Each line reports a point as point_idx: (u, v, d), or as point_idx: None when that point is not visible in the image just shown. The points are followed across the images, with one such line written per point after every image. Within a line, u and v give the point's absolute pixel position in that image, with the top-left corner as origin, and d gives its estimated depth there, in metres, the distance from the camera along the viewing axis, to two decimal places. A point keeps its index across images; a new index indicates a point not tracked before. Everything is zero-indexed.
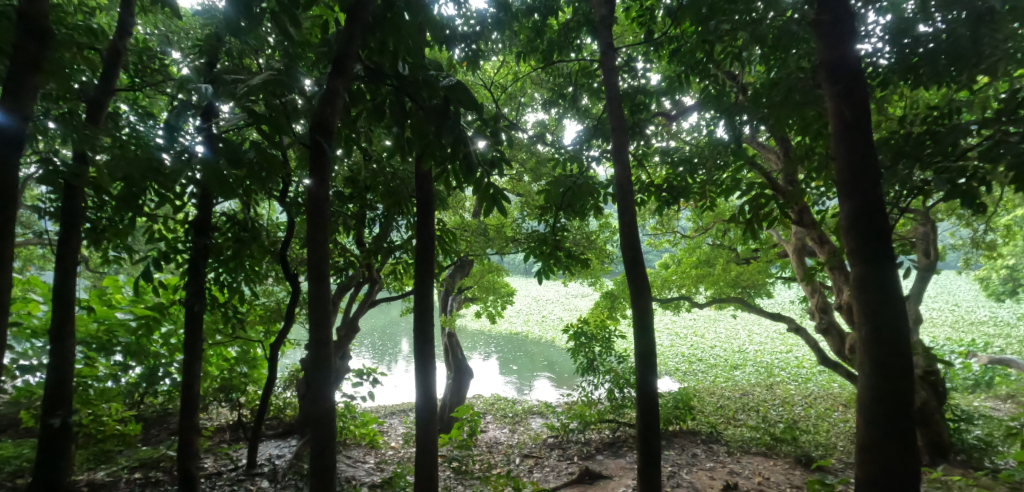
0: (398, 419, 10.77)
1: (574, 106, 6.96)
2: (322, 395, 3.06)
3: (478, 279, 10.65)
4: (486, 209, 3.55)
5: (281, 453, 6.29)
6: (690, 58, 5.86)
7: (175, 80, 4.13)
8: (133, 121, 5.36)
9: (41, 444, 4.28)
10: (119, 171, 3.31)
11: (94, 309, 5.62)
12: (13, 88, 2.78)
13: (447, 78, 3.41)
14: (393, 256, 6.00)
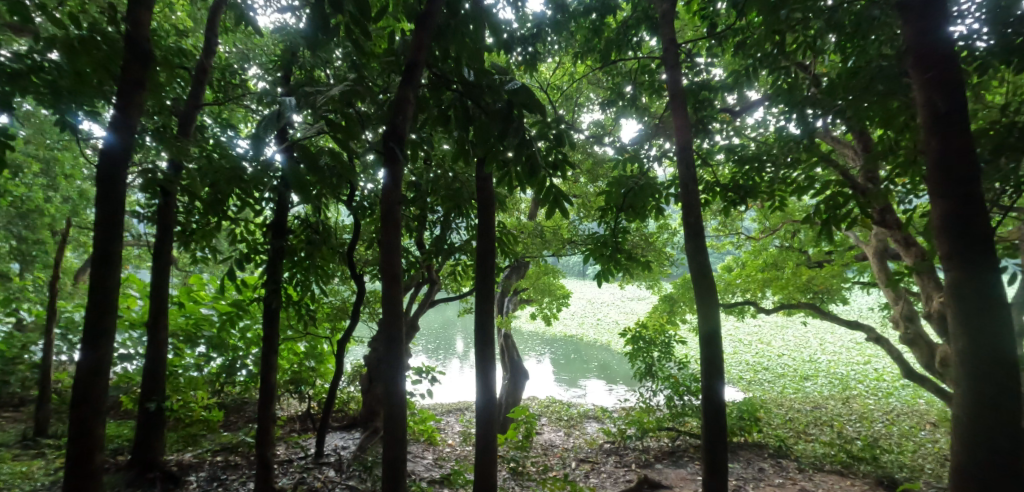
0: (455, 418, 10.97)
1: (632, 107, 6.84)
2: (393, 391, 3.18)
3: (533, 282, 10.53)
4: (547, 212, 3.57)
5: (346, 444, 6.54)
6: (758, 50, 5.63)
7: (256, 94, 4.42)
8: (216, 133, 5.81)
9: (137, 426, 4.67)
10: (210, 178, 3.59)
11: (183, 304, 6.22)
12: (122, 104, 3.07)
13: (512, 81, 3.42)
14: (454, 258, 6.10)
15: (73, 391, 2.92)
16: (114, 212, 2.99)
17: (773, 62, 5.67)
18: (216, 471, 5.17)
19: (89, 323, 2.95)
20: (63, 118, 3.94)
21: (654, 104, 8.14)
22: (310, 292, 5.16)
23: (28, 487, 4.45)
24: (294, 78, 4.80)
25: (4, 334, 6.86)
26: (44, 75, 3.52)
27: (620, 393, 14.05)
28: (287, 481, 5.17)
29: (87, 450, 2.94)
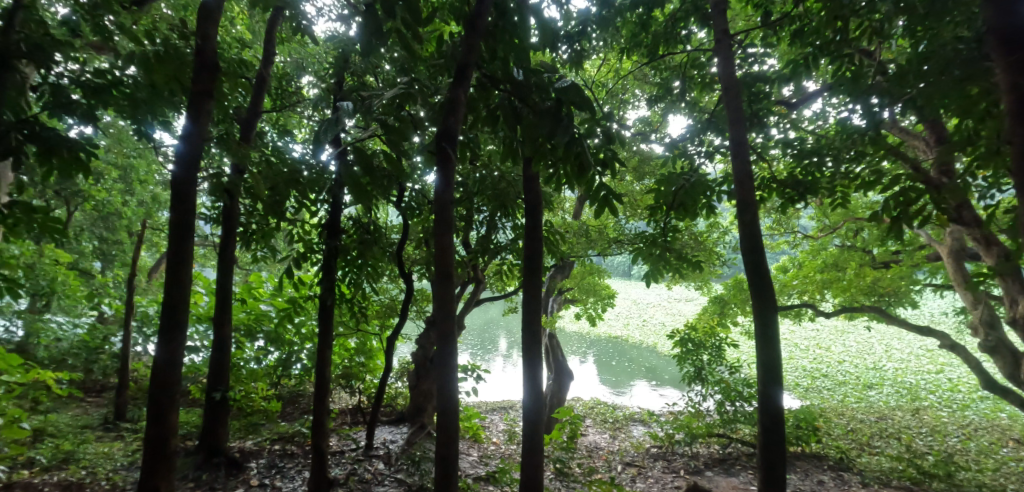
0: (499, 416, 11.05)
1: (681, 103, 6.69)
2: (446, 388, 3.26)
3: (578, 282, 10.45)
4: (597, 210, 3.59)
5: (394, 438, 6.70)
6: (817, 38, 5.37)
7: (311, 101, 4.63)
8: (273, 139, 6.11)
9: (204, 414, 4.96)
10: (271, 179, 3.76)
11: (244, 300, 6.57)
12: (193, 112, 3.26)
13: (561, 79, 3.43)
14: (499, 258, 6.09)
15: (150, 380, 3.14)
16: (187, 213, 3.19)
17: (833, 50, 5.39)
18: (274, 459, 5.42)
19: (165, 316, 3.17)
20: (139, 128, 4.24)
21: (705, 100, 7.91)
22: (362, 290, 5.31)
23: (110, 468, 4.81)
24: (347, 83, 4.97)
25: (87, 327, 7.43)
26: (120, 88, 3.85)
27: (669, 397, 13.76)
28: (339, 471, 5.36)
29: (162, 436, 3.14)
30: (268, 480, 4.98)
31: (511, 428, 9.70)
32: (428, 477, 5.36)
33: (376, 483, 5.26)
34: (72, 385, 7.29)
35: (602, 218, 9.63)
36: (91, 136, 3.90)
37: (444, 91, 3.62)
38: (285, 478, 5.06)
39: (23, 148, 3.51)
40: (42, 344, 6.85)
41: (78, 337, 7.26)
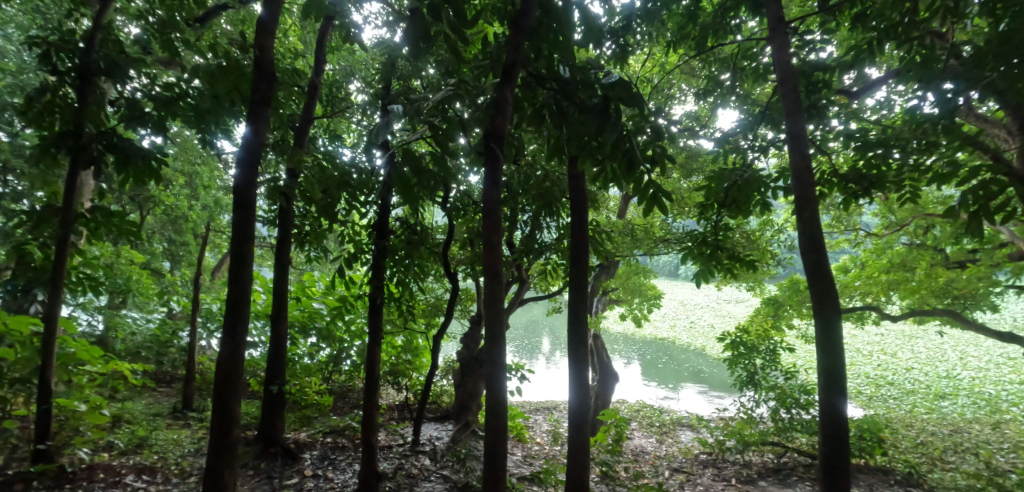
0: (543, 417, 11.02)
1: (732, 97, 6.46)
2: (495, 385, 3.30)
3: (623, 282, 10.25)
4: (646, 208, 3.56)
5: (440, 435, 6.83)
6: (882, 20, 5.06)
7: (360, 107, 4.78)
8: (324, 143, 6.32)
9: (262, 406, 5.21)
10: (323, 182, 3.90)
11: (298, 298, 6.84)
12: (252, 119, 3.44)
13: (608, 76, 3.42)
14: (544, 257, 5.89)
15: (215, 373, 3.33)
16: (247, 215, 3.37)
17: (900, 32, 5.17)
18: (326, 451, 5.62)
19: (229, 311, 3.35)
20: (204, 137, 4.51)
21: (758, 93, 7.60)
22: (409, 289, 5.42)
23: (178, 454, 5.13)
24: (394, 87, 5.08)
25: (158, 322, 7.95)
26: (187, 98, 4.16)
27: (718, 403, 13.38)
28: (387, 466, 5.50)
29: (225, 425, 3.32)
30: (320, 471, 5.18)
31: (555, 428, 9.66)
32: (473, 475, 5.42)
33: (422, 478, 5.39)
34: (146, 376, 7.82)
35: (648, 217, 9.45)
36: (162, 145, 4.18)
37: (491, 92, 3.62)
38: (336, 470, 5.24)
39: (104, 157, 3.97)
40: (120, 337, 7.40)
41: (151, 331, 7.79)
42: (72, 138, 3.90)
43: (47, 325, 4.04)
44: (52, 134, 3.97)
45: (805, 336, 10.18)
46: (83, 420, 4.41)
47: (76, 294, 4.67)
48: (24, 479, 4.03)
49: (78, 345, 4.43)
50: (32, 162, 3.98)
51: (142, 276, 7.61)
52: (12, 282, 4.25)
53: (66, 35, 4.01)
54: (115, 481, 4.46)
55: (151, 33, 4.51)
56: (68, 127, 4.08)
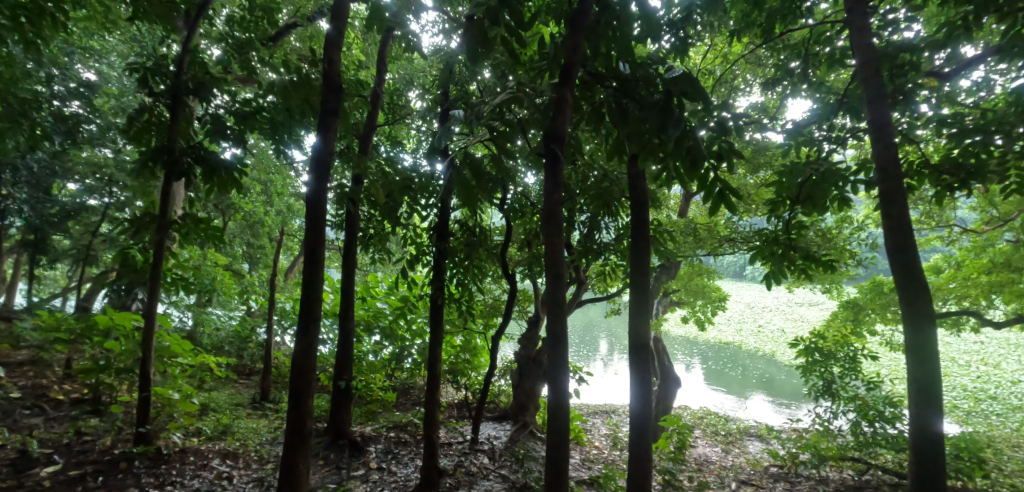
0: (601, 420, 10.84)
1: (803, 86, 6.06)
2: (557, 387, 3.27)
3: (685, 283, 9.84)
4: (711, 207, 3.42)
5: (499, 434, 6.91)
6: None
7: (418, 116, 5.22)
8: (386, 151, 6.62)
9: (332, 400, 5.49)
10: None
11: (363, 298, 7.30)
12: (323, 129, 3.63)
13: (670, 70, 3.36)
14: (603, 257, 5.79)
15: (290, 368, 3.54)
16: (320, 221, 3.57)
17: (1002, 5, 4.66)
18: (390, 445, 5.83)
19: (303, 310, 3.55)
20: (278, 147, 4.80)
21: (833, 80, 7.11)
22: (468, 291, 5.48)
23: (257, 441, 5.50)
24: (453, 92, 5.17)
25: (239, 319, 8.53)
26: (262, 112, 4.59)
27: (786, 413, 12.76)
28: (447, 462, 5.64)
29: (299, 418, 3.52)
30: (384, 464, 5.38)
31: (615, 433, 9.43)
32: (530, 476, 5.46)
33: (481, 476, 5.48)
34: (228, 369, 8.41)
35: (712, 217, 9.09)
36: (242, 156, 4.50)
37: (549, 93, 3.61)
38: (399, 464, 5.43)
39: (192, 168, 4.32)
40: (206, 332, 8.00)
41: (232, 328, 8.36)
42: (165, 151, 4.25)
43: (147, 321, 4.45)
44: (150, 149, 4.38)
45: (889, 343, 9.43)
46: (175, 408, 4.79)
47: (172, 292, 5.11)
48: (126, 459, 4.46)
49: (172, 339, 4.86)
50: (134, 174, 4.40)
51: (225, 277, 8.19)
52: (118, 282, 4.72)
53: (159, 60, 4.39)
54: (203, 464, 4.76)
55: (230, 53, 4.86)
56: (163, 143, 4.52)
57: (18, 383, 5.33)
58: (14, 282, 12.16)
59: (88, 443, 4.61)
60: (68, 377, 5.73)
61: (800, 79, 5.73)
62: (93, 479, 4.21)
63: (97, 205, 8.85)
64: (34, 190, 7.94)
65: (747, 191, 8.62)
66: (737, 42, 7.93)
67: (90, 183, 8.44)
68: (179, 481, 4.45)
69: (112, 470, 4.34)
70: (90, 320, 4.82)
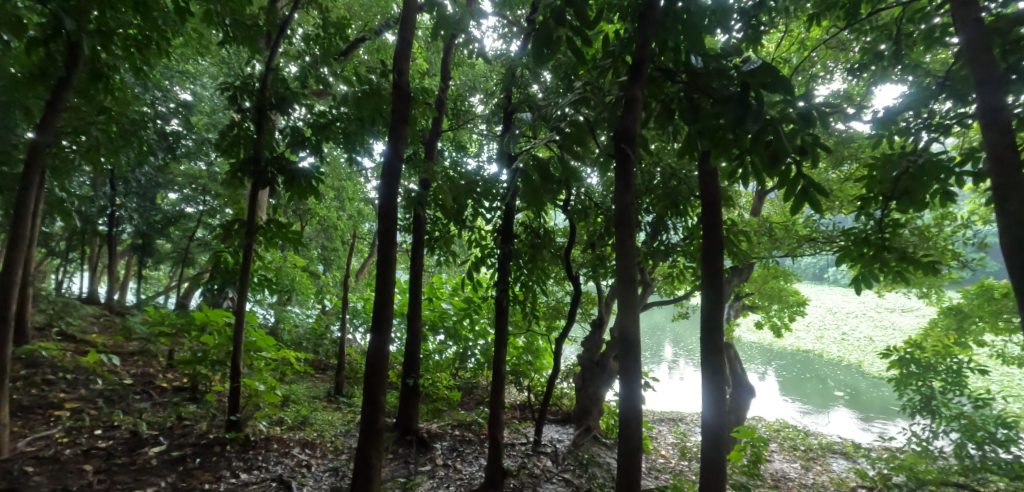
0: (667, 427, 10.40)
1: (895, 70, 5.46)
2: (630, 395, 3.10)
3: (760, 286, 9.12)
4: (793, 206, 3.18)
5: (561, 438, 6.88)
6: None
7: (484, 119, 5.29)
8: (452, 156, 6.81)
9: (402, 397, 5.72)
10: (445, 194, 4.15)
11: (429, 298, 7.42)
12: (394, 136, 3.80)
13: (749, 60, 3.11)
14: (671, 259, 5.49)
15: (365, 364, 3.72)
16: (390, 224, 3.73)
17: None
18: (455, 443, 5.97)
19: (376, 310, 3.73)
20: (350, 156, 5.05)
21: (930, 61, 6.43)
22: (533, 293, 5.45)
23: (332, 433, 5.84)
24: (515, 95, 5.18)
25: (315, 317, 9.14)
26: (335, 124, 4.83)
27: (873, 427, 11.88)
28: (510, 463, 5.65)
29: (372, 413, 3.69)
30: (450, 461, 5.50)
31: (683, 443, 9.03)
32: (594, 482, 5.42)
33: (544, 479, 5.44)
34: (308, 364, 8.97)
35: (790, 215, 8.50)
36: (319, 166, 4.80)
37: (616, 91, 3.51)
38: (464, 462, 5.53)
39: (275, 178, 4.67)
40: (287, 328, 8.60)
41: (310, 325, 8.93)
42: (252, 163, 4.64)
43: (237, 317, 4.84)
44: (240, 161, 4.76)
45: (1000, 355, 8.42)
46: (262, 399, 5.16)
47: (257, 291, 5.53)
48: (219, 443, 4.84)
49: (258, 335, 5.26)
50: (226, 184, 4.79)
51: (303, 278, 8.76)
52: (212, 281, 5.18)
53: (247, 79, 4.76)
54: (284, 451, 5.08)
55: (306, 68, 5.17)
56: (251, 155, 4.90)
57: (131, 371, 6.00)
58: (127, 281, 13.62)
59: (187, 427, 5.05)
60: (171, 367, 6.36)
61: (891, 64, 5.21)
62: (192, 460, 4.58)
63: (192, 212, 10.54)
64: (142, 200, 9.67)
65: (830, 186, 7.95)
66: (816, 28, 7.39)
67: (187, 193, 10.15)
68: (264, 466, 4.77)
69: (208, 453, 4.71)
70: (188, 316, 5.30)
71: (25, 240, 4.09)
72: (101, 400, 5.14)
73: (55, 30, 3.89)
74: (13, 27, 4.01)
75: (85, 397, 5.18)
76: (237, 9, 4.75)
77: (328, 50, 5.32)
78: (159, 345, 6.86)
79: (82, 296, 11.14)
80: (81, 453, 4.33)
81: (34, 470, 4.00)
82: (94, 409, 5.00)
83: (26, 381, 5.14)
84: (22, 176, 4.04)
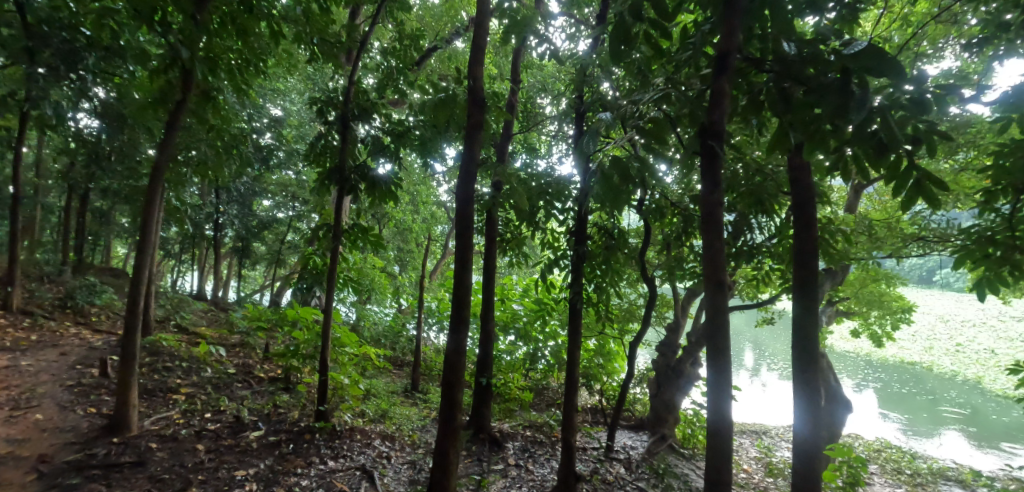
0: (750, 440, 9.72)
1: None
2: (720, 406, 2.86)
3: (857, 290, 8.29)
4: (907, 202, 2.78)
5: (635, 445, 6.70)
6: None
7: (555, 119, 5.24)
8: (523, 158, 6.92)
9: (476, 396, 5.85)
10: (514, 196, 4.21)
11: (500, 299, 7.56)
12: (470, 141, 3.90)
13: (854, 43, 2.75)
14: (756, 260, 5.12)
15: (445, 361, 3.84)
16: (466, 225, 3.82)
17: None
18: (527, 443, 6.00)
19: (454, 310, 3.85)
20: (425, 160, 5.36)
21: None
22: (606, 295, 5.33)
23: (410, 427, 6.12)
24: (585, 96, 5.08)
25: (393, 316, 9.72)
26: (412, 131, 5.17)
27: (1001, 453, 10.49)
28: (582, 467, 5.54)
29: (450, 410, 3.80)
30: (522, 461, 5.53)
31: (767, 458, 8.41)
32: None
33: (618, 486, 5.30)
34: (387, 361, 9.42)
35: (893, 213, 7.61)
36: (395, 172, 5.20)
37: (697, 86, 3.29)
38: (536, 463, 5.54)
39: (358, 185, 4.99)
40: (367, 325, 9.15)
41: (387, 323, 9.44)
42: (338, 173, 4.98)
43: (324, 316, 5.20)
44: (326, 170, 5.11)
45: None
46: (347, 392, 5.49)
47: (340, 290, 5.91)
48: (309, 431, 5.20)
49: (343, 331, 5.64)
50: (315, 192, 5.15)
51: (382, 279, 9.26)
52: (302, 281, 5.61)
53: (331, 92, 5.08)
54: (367, 442, 5.36)
55: (383, 80, 5.42)
56: (335, 164, 5.22)
57: (233, 361, 6.64)
58: (230, 279, 15.02)
59: (282, 414, 5.49)
60: (267, 359, 6.98)
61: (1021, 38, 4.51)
62: (286, 445, 4.95)
63: (283, 217, 12.11)
64: (243, 207, 11.10)
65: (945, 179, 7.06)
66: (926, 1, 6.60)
67: (279, 200, 11.80)
68: (349, 454, 5.06)
69: (300, 439, 5.08)
70: (282, 312, 5.76)
71: (152, 245, 4.66)
72: (210, 387, 5.73)
73: (171, 59, 4.39)
74: (139, 58, 4.55)
75: (197, 383, 5.82)
76: (320, 28, 5.08)
77: (404, 62, 5.56)
78: (257, 338, 7.57)
79: (195, 293, 12.44)
80: (194, 433, 4.84)
81: (157, 446, 4.53)
82: (204, 394, 5.61)
83: (151, 367, 5.88)
84: (147, 189, 4.53)
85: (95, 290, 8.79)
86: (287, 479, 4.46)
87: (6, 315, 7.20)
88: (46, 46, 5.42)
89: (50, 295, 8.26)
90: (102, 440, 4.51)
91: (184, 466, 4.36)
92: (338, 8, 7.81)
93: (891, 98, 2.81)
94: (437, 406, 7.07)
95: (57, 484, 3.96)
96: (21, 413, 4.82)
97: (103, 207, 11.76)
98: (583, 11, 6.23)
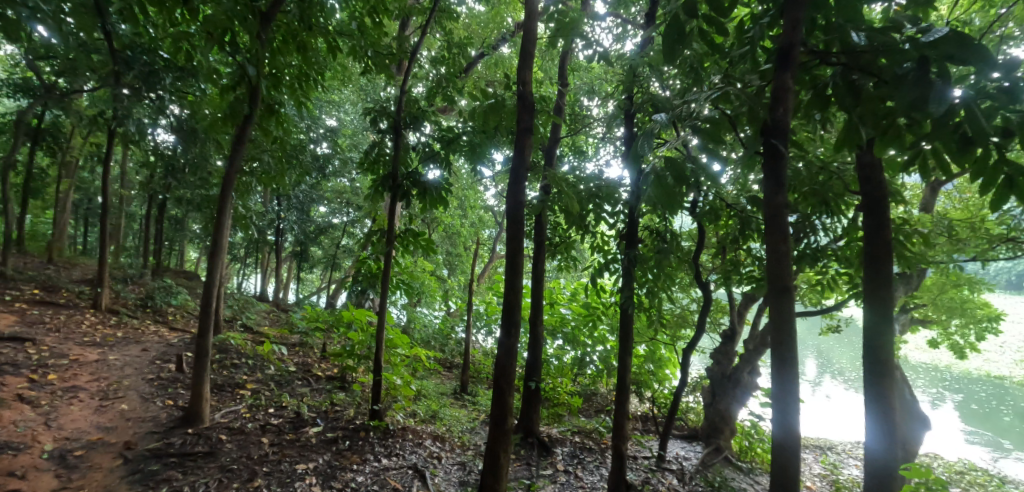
0: (816, 456, 9.14)
1: None
2: (788, 419, 2.66)
3: (936, 295, 7.59)
4: (996, 200, 2.54)
5: (688, 455, 6.49)
6: None
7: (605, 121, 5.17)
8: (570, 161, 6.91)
9: (525, 399, 5.86)
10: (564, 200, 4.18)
11: (548, 303, 7.56)
12: (519, 145, 3.90)
13: (933, 29, 2.51)
14: (821, 264, 4.84)
15: (495, 363, 3.87)
16: (517, 228, 3.84)
17: None
18: (576, 449, 5.93)
19: (504, 313, 3.87)
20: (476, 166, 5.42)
21: None
22: (657, 300, 5.18)
23: (459, 428, 6.21)
24: (635, 97, 4.96)
25: (442, 318, 9.94)
26: (461, 138, 5.23)
27: None
28: (633, 476, 5.41)
29: (500, 411, 3.83)
30: (571, 467, 5.46)
31: (834, 476, 7.88)
32: None
33: None
34: (436, 362, 9.64)
35: (977, 212, 6.92)
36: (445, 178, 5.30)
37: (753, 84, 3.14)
38: (585, 470, 5.46)
39: (410, 190, 5.14)
40: (418, 327, 9.39)
41: (436, 325, 9.65)
42: (392, 179, 5.13)
43: (379, 319, 5.38)
44: (380, 177, 5.27)
45: None
46: (400, 392, 5.65)
47: (393, 292, 6.09)
48: (364, 429, 5.38)
49: (395, 333, 5.81)
50: (369, 199, 5.34)
51: (432, 283, 9.49)
52: (356, 284, 5.81)
53: (385, 102, 5.26)
54: (418, 442, 5.48)
55: (432, 88, 5.53)
56: (389, 171, 5.39)
57: (294, 360, 7.00)
58: (292, 282, 15.81)
59: (339, 412, 5.71)
60: (324, 358, 7.30)
61: None
62: (343, 442, 5.14)
63: (339, 223, 12.63)
64: (304, 213, 11.67)
65: None
66: None
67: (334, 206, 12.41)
68: (401, 453, 5.18)
69: (356, 437, 5.26)
70: (339, 314, 6.01)
71: (224, 249, 5.00)
72: (272, 384, 6.05)
73: (239, 76, 4.69)
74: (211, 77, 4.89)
75: (261, 380, 6.16)
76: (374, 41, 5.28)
77: (452, 70, 5.68)
78: (315, 338, 7.95)
79: (262, 294, 13.18)
80: (259, 427, 5.13)
81: (227, 438, 4.83)
82: (268, 391, 5.93)
83: (220, 364, 6.29)
84: (218, 197, 4.88)
85: (172, 292, 9.49)
86: (344, 475, 4.62)
87: (96, 313, 7.89)
88: (128, 69, 5.94)
89: (134, 295, 9.00)
90: (178, 431, 4.86)
91: (250, 457, 4.61)
92: (389, 21, 8.09)
93: (977, 88, 2.57)
94: (486, 408, 7.14)
95: (139, 470, 4.30)
96: (110, 403, 5.29)
97: (180, 215, 12.69)
98: (630, 10, 6.16)
